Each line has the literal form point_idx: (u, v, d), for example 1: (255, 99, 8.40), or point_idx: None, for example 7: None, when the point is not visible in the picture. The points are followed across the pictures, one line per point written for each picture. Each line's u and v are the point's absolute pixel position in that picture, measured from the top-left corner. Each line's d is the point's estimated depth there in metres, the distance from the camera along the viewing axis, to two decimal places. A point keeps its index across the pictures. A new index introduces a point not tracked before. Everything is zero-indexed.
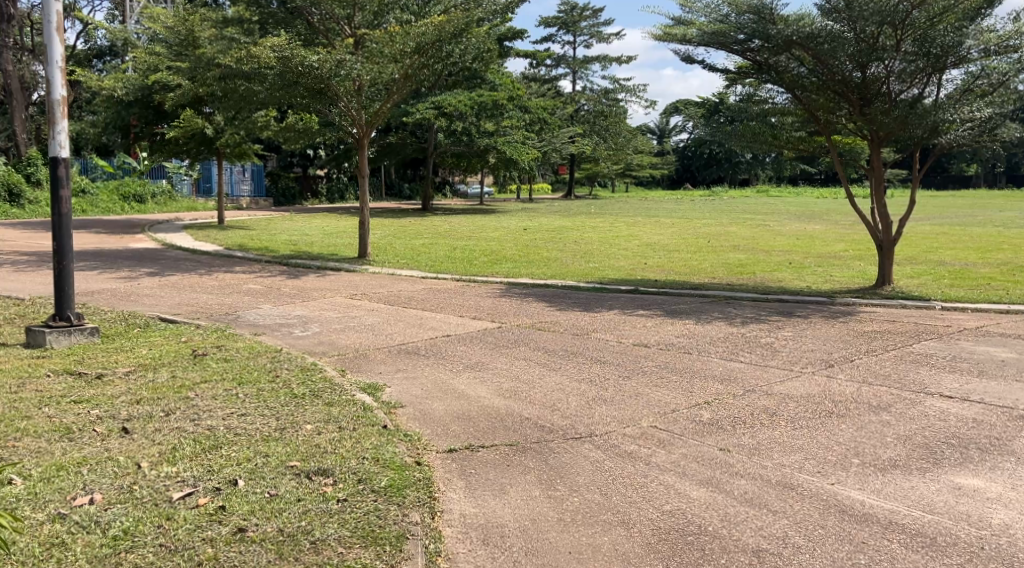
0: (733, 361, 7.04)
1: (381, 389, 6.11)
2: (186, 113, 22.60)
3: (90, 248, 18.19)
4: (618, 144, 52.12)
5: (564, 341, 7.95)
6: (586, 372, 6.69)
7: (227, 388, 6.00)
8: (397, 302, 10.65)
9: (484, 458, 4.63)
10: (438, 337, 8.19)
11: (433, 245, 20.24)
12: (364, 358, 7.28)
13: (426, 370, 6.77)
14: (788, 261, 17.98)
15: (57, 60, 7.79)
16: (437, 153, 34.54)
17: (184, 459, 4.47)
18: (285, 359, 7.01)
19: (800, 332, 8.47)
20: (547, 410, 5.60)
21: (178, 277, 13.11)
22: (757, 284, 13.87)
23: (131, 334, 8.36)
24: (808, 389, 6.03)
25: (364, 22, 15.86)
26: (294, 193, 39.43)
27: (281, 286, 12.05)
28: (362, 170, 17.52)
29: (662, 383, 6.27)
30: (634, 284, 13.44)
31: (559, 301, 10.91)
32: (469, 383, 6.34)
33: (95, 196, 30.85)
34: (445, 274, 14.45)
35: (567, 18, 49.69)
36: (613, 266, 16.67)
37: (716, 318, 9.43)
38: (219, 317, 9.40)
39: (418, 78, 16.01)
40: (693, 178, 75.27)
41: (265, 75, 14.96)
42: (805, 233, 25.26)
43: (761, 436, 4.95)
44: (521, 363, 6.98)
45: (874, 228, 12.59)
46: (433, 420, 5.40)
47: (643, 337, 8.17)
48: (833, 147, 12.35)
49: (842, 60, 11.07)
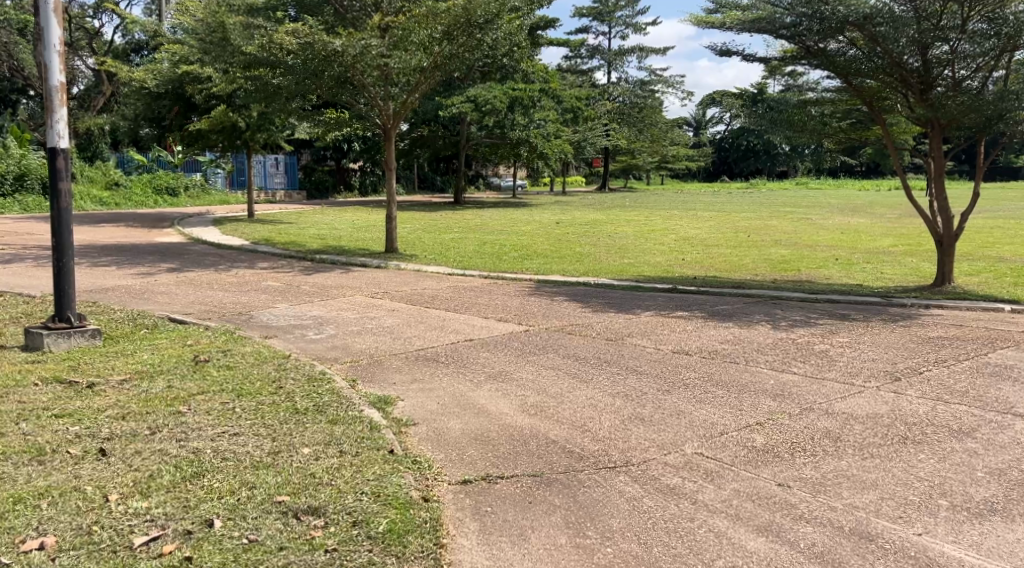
0: (785, 373, 6.32)
1: (393, 403, 5.51)
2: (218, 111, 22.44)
3: (115, 242, 17.92)
4: (655, 137, 51.03)
5: (597, 348, 7.28)
6: (621, 384, 6.03)
7: (225, 402, 5.45)
8: (419, 301, 10.06)
9: (502, 493, 4.01)
10: (460, 342, 7.57)
11: (463, 240, 19.65)
12: (379, 365, 6.68)
13: (444, 381, 6.15)
14: (835, 257, 17.11)
15: (55, 43, 7.28)
16: (469, 145, 33.86)
17: (160, 490, 3.92)
18: (292, 367, 6.44)
19: (857, 338, 7.71)
20: (577, 431, 4.96)
21: (197, 273, 12.68)
22: (804, 281, 13.08)
23: (136, 336, 7.87)
24: (875, 408, 5.31)
25: (392, 10, 15.23)
26: (328, 186, 39.20)
27: (300, 284, 11.54)
28: (389, 162, 16.95)
29: (706, 399, 5.60)
30: (673, 282, 12.70)
31: (591, 301, 10.24)
32: (491, 397, 5.72)
33: (128, 189, 30.86)
34: (474, 270, 13.84)
35: (602, 9, 48.78)
36: (649, 262, 15.95)
37: (763, 321, 8.69)
38: (231, 317, 8.89)
39: (447, 67, 15.35)
40: (730, 170, 73.97)
41: (289, 64, 14.43)
42: (851, 227, 24.21)
43: (826, 468, 4.27)
44: (548, 374, 6.33)
45: (934, 223, 11.71)
46: (447, 441, 4.80)
47: (684, 343, 7.46)
48: (888, 135, 11.47)
49: (901, 43, 10.22)
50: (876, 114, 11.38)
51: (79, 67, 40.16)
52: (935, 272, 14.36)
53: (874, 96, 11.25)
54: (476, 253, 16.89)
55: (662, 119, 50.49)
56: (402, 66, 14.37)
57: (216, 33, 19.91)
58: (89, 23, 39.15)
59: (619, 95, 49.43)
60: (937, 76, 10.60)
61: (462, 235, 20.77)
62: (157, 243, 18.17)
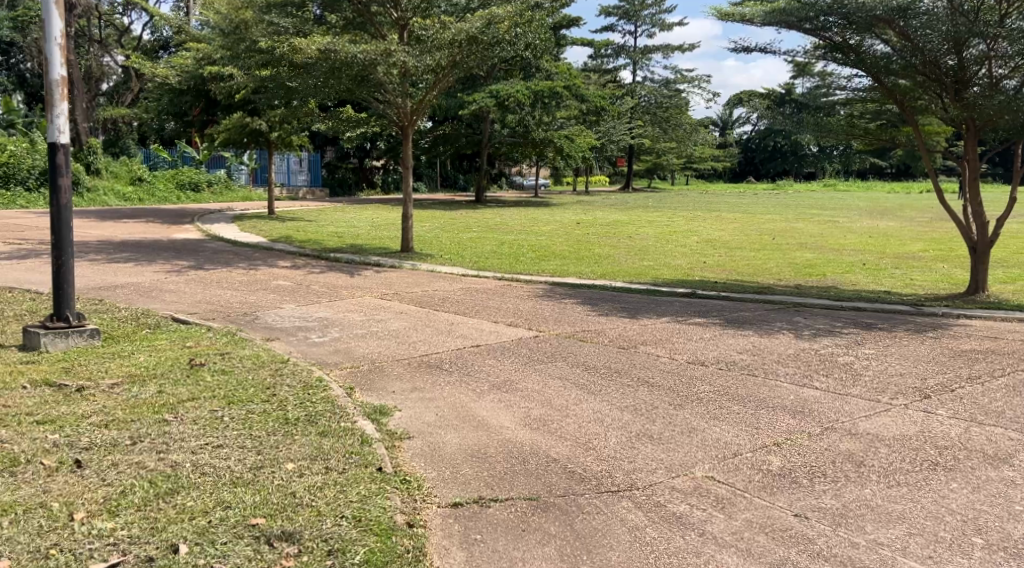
0: (806, 389, 5.98)
1: (388, 414, 5.26)
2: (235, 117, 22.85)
3: (132, 237, 17.87)
4: (680, 137, 50.45)
5: (608, 356, 6.96)
6: (631, 397, 5.72)
7: (214, 410, 5.21)
8: (429, 303, 9.80)
9: (495, 518, 3.73)
10: (466, 347, 7.31)
11: (482, 239, 19.41)
12: (379, 372, 6.43)
13: (445, 390, 5.89)
14: (862, 261, 16.64)
15: (55, 35, 7.07)
16: (491, 143, 33.59)
17: (129, 509, 3.68)
18: (289, 372, 6.19)
19: (884, 350, 7.34)
20: (580, 449, 4.67)
21: (209, 270, 12.53)
22: (829, 287, 12.66)
23: (136, 337, 7.66)
24: (901, 429, 4.97)
25: (411, 6, 14.95)
26: (351, 184, 39.15)
27: (311, 284, 11.32)
28: (406, 161, 16.72)
29: (721, 416, 5.28)
30: (693, 286, 12.34)
31: (606, 305, 9.91)
32: (492, 409, 5.44)
33: (152, 185, 31.01)
34: (488, 271, 13.59)
35: (628, 7, 48.33)
36: (670, 264, 15.59)
37: (783, 330, 8.31)
38: (236, 318, 8.69)
39: (465, 65, 15.00)
40: (757, 170, 73.07)
41: (307, 62, 14.22)
42: (879, 231, 23.61)
43: (848, 496, 3.95)
44: (555, 385, 6.04)
45: (968, 229, 11.26)
46: (442, 458, 4.53)
47: (701, 353, 7.14)
48: (920, 136, 11.04)
49: (935, 41, 9.85)
50: (907, 114, 10.98)
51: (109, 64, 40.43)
52: (967, 279, 13.89)
53: (906, 96, 10.84)
54: (493, 253, 16.62)
55: (687, 119, 49.90)
56: (419, 63, 14.07)
57: (237, 29, 19.80)
58: (118, 19, 39.40)
59: (644, 94, 48.98)
60: (973, 73, 10.18)
61: (481, 234, 20.55)
62: (175, 239, 18.07)
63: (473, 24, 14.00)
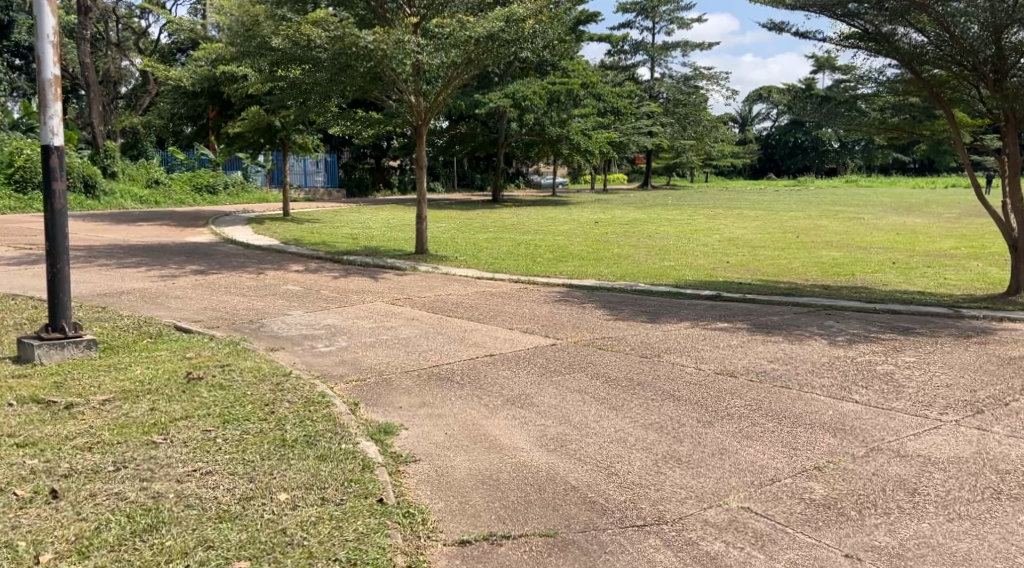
0: (844, 402, 5.54)
1: (394, 434, 4.90)
2: (253, 112, 22.26)
3: (144, 241, 17.66)
4: (699, 134, 49.82)
5: (630, 367, 6.54)
6: (656, 413, 5.31)
7: (206, 430, 4.83)
8: (441, 309, 9.42)
9: (507, 561, 3.34)
10: (479, 357, 6.91)
11: (497, 240, 19.03)
12: (387, 386, 6.05)
13: (455, 406, 5.51)
14: (891, 259, 16.15)
15: (48, 33, 6.75)
16: (508, 142, 33.15)
17: (101, 549, 3.31)
18: (291, 387, 5.82)
19: (925, 357, 6.89)
20: (601, 475, 4.27)
21: (218, 275, 12.21)
22: (860, 287, 12.16)
23: (136, 347, 7.34)
24: (955, 451, 4.55)
25: (425, 2, 14.53)
26: (367, 184, 38.88)
27: (321, 288, 11.00)
28: (420, 160, 16.34)
29: (754, 435, 4.87)
30: (718, 288, 11.89)
31: (626, 310, 9.47)
32: (506, 427, 5.05)
33: (167, 187, 30.88)
34: (505, 273, 13.21)
35: (646, 3, 47.78)
36: (692, 264, 15.14)
37: (815, 335, 7.84)
38: (241, 326, 8.35)
39: (481, 62, 14.58)
40: (777, 167, 72.12)
41: (318, 61, 13.87)
42: (906, 228, 22.97)
43: (904, 534, 3.54)
44: (573, 399, 5.64)
45: (1007, 227, 10.73)
46: (449, 486, 4.14)
47: (728, 362, 6.71)
48: (957, 130, 10.53)
49: (974, 27, 9.31)
50: (942, 107, 10.47)
51: (127, 67, 40.57)
52: (1004, 278, 13.36)
53: (942, 87, 10.32)
54: (509, 255, 16.23)
55: (706, 116, 49.22)
56: (434, 62, 13.70)
57: (249, 29, 19.50)
58: (135, 22, 39.46)
59: (662, 92, 48.42)
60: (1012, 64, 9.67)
61: (497, 235, 20.18)
62: (188, 242, 17.87)
63: (490, 21, 13.58)
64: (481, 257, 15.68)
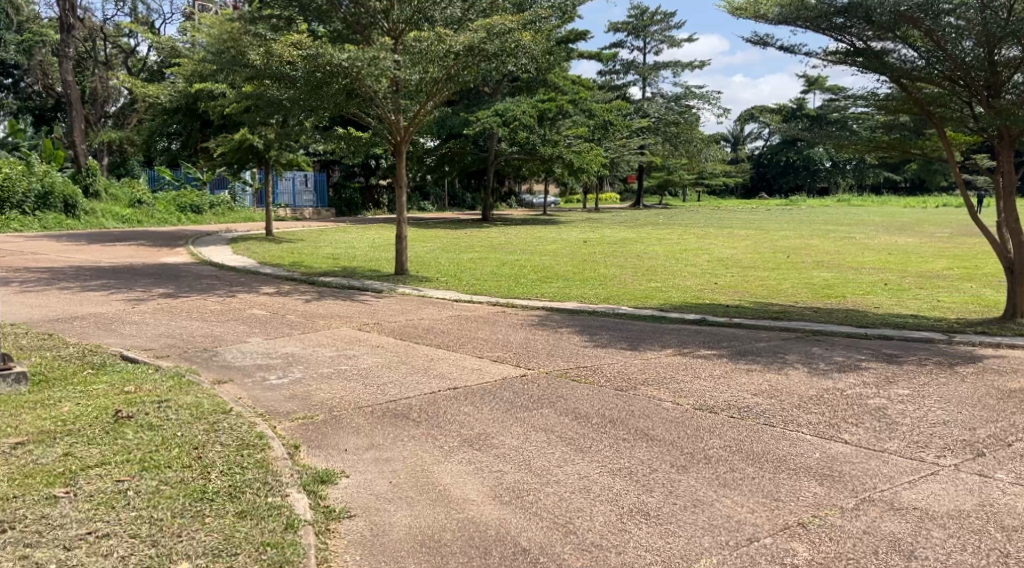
0: (834, 443, 5.03)
1: (330, 485, 4.40)
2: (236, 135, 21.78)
3: (117, 262, 17.09)
4: (690, 153, 49.59)
5: (603, 402, 6.03)
6: (626, 456, 4.82)
7: (119, 481, 4.29)
8: (409, 335, 8.92)
9: None
10: (441, 392, 6.37)
11: (480, 260, 18.55)
12: (335, 424, 5.53)
13: (406, 448, 5.00)
14: (883, 280, 15.72)
15: None
16: (498, 160, 32.72)
17: None
18: (228, 427, 5.29)
19: (921, 389, 6.40)
20: (557, 533, 3.79)
21: (184, 299, 11.67)
22: (851, 311, 11.67)
23: (73, 381, 6.76)
24: (955, 503, 4.07)
25: (403, 16, 13.91)
26: (357, 204, 38.28)
27: (287, 312, 10.48)
28: (399, 179, 15.82)
29: (732, 483, 4.37)
30: (703, 311, 11.37)
31: (605, 336, 8.96)
32: (459, 474, 4.55)
33: (151, 207, 30.27)
34: (484, 296, 12.72)
35: (637, 23, 47.70)
36: (678, 286, 14.68)
37: (802, 364, 7.36)
38: (193, 356, 7.81)
39: (462, 79, 14.14)
40: (769, 186, 71.97)
41: (292, 77, 13.39)
42: (899, 248, 22.52)
43: None
44: (536, 440, 5.13)
45: (1003, 248, 10.30)
46: (382, 549, 3.66)
47: (709, 396, 6.21)
48: (950, 147, 10.15)
49: (968, 40, 8.94)
50: (934, 125, 10.05)
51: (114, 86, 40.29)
52: (1000, 301, 12.91)
53: (933, 104, 9.96)
54: (492, 275, 15.79)
55: (698, 134, 49.01)
56: (412, 77, 13.26)
57: (224, 44, 19.00)
58: (124, 40, 39.17)
59: (653, 111, 48.25)
60: (1007, 77, 9.29)
61: (481, 255, 19.68)
62: (162, 264, 17.30)
63: (471, 38, 13.14)
64: (462, 279, 15.18)
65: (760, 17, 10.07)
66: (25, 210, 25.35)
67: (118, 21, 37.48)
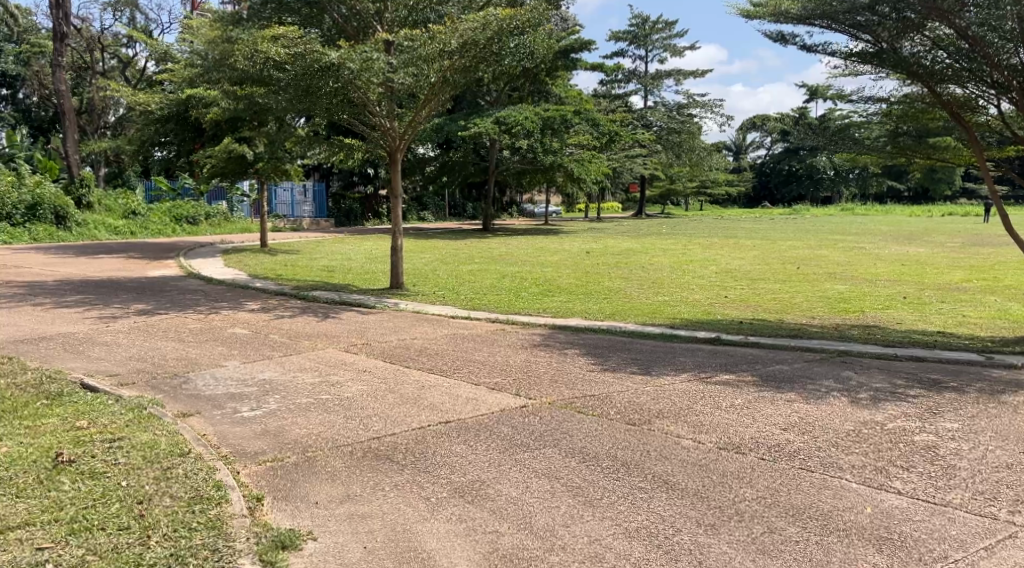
0: (886, 494, 4.32)
1: (295, 553, 3.70)
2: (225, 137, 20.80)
3: (102, 276, 16.38)
4: (693, 161, 48.87)
5: (613, 440, 5.30)
6: (644, 512, 4.10)
7: (40, 549, 3.59)
8: (400, 357, 8.22)
9: None
10: (430, 428, 5.63)
11: (480, 272, 17.90)
12: (306, 469, 4.82)
13: (386, 501, 4.29)
14: (901, 293, 14.98)
15: None
16: (498, 171, 32.00)
17: None
18: (181, 474, 4.56)
19: (970, 423, 5.68)
20: None
21: (162, 316, 10.95)
22: (872, 328, 10.95)
23: (22, 414, 6.03)
24: None
25: (397, 17, 13.20)
26: (357, 214, 37.48)
27: (271, 332, 9.76)
28: (394, 189, 15.05)
29: (773, 549, 3.66)
30: (717, 328, 10.63)
31: (613, 358, 8.22)
32: (447, 536, 3.85)
33: (145, 218, 29.51)
34: (481, 311, 11.98)
35: (638, 32, 47.15)
36: (687, 299, 13.97)
37: (832, 391, 6.64)
38: (161, 383, 7.10)
39: (458, 83, 13.20)
40: (772, 196, 71.49)
41: (278, 80, 12.62)
42: (912, 259, 21.81)
43: None
44: (539, 490, 4.41)
45: None
46: None
47: (735, 432, 5.48)
48: (982, 152, 9.41)
49: (1006, 36, 8.21)
50: (964, 129, 9.32)
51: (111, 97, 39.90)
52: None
53: (963, 108, 9.25)
54: (490, 289, 15.04)
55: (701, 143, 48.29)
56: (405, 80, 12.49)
57: (216, 47, 18.35)
58: (121, 51, 38.82)
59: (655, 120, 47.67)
60: None
61: (480, 267, 19.00)
62: (148, 277, 16.58)
63: (466, 31, 12.29)
64: (460, 292, 14.46)
65: (778, 14, 9.36)
66: (15, 222, 24.65)
67: (115, 30, 36.96)
